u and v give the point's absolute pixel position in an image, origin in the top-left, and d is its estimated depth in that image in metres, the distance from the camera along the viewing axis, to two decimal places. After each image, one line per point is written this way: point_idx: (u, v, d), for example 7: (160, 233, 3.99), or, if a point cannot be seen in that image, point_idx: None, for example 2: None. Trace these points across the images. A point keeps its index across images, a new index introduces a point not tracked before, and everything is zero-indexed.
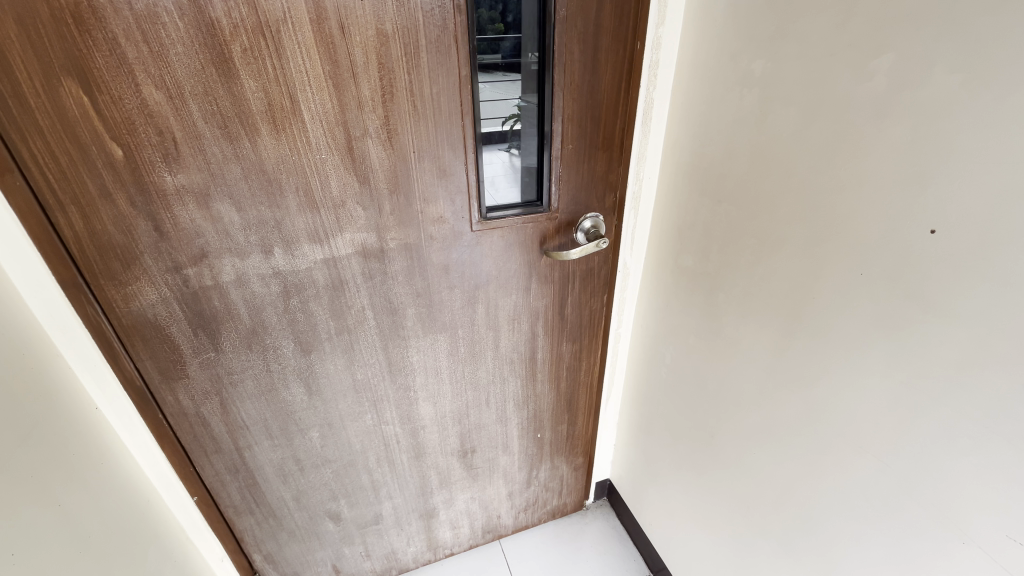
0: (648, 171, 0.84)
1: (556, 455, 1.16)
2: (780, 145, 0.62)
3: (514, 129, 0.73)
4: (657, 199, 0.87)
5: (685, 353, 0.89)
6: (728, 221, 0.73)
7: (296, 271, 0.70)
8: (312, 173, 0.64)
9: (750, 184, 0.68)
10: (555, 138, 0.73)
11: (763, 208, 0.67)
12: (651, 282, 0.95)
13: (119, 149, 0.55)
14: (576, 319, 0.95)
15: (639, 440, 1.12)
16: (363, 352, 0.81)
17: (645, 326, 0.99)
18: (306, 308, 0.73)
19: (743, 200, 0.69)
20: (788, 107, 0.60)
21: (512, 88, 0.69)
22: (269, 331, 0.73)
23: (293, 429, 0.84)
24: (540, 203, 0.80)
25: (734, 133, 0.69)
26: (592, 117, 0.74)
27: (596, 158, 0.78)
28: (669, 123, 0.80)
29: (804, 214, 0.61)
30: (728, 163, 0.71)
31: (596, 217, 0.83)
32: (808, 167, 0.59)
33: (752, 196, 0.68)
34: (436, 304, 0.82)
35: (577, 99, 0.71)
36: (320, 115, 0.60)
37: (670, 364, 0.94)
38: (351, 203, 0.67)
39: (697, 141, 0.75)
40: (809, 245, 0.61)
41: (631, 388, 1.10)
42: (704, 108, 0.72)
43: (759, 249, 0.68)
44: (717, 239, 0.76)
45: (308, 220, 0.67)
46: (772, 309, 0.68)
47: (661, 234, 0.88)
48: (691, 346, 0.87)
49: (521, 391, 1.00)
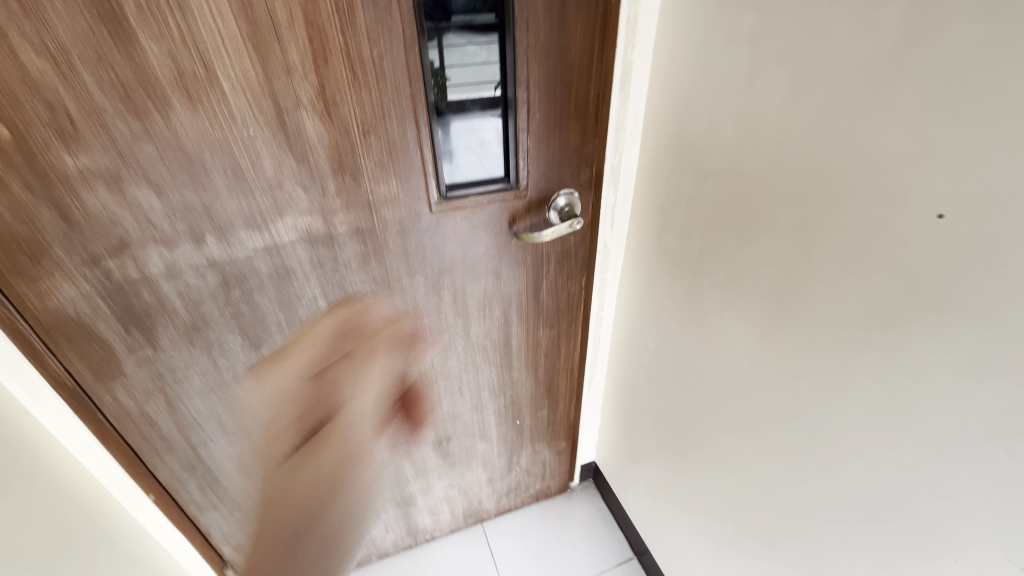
0: (629, 143, 0.76)
1: (537, 441, 1.12)
2: (770, 112, 0.54)
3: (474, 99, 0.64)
4: (640, 174, 0.79)
5: (668, 339, 0.84)
6: (712, 199, 0.66)
7: (234, 260, 0.63)
8: (242, 151, 0.56)
9: (737, 158, 0.60)
10: (520, 106, 0.65)
11: (749, 186, 0.60)
12: (633, 263, 0.88)
13: (4, 128, 0.48)
14: (552, 304, 0.89)
15: (623, 425, 1.09)
16: (320, 344, 0.76)
17: (628, 309, 0.94)
18: (251, 300, 0.67)
19: (730, 176, 0.62)
20: (781, 68, 0.52)
21: (471, 51, 0.60)
22: (211, 325, 0.67)
23: (250, 425, 0.79)
24: (507, 179, 0.72)
25: (720, 98, 0.60)
26: (562, 83, 0.65)
27: (569, 129, 0.70)
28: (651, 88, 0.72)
29: (794, 193, 0.54)
30: (711, 132, 0.63)
31: (571, 193, 0.76)
32: (801, 140, 0.52)
33: (739, 172, 0.61)
34: (397, 291, 0.75)
35: (543, 62, 0.63)
36: (243, 84, 0.53)
37: (654, 351, 0.89)
38: (290, 184, 0.60)
39: (680, 107, 0.67)
40: (799, 227, 0.54)
41: (615, 372, 1.06)
42: (688, 70, 0.64)
43: (746, 231, 0.62)
44: (701, 218, 0.69)
45: (242, 205, 0.60)
46: (758, 295, 0.62)
47: (643, 212, 0.81)
48: (674, 332, 0.82)
49: (496, 379, 0.95)
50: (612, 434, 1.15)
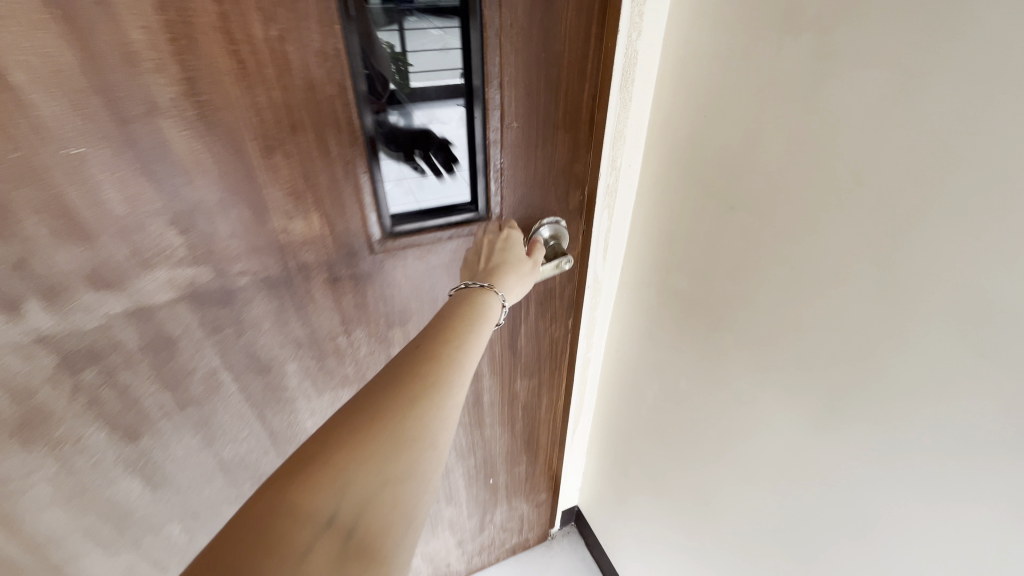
0: (629, 156, 0.60)
1: (513, 497, 0.96)
2: (845, 123, 0.39)
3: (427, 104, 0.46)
4: (640, 193, 0.63)
5: (676, 394, 0.69)
6: (746, 236, 0.51)
7: (80, 331, 0.43)
8: (65, 182, 0.36)
9: (786, 187, 0.45)
10: (492, 111, 0.48)
11: (805, 225, 0.45)
12: (629, 300, 0.73)
13: None
14: (532, 352, 0.72)
15: (612, 475, 0.94)
16: (228, 426, 0.57)
17: (622, 351, 0.79)
18: (116, 381, 0.47)
19: (774, 209, 0.47)
20: (868, 69, 0.37)
21: (431, 35, 0.42)
22: (57, 419, 0.45)
23: (136, 531, 0.59)
24: (474, 207, 0.54)
25: (764, 105, 0.45)
26: (549, 80, 0.48)
27: (556, 142, 0.53)
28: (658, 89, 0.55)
29: (880, 240, 0.40)
30: (747, 148, 0.48)
31: (557, 223, 0.59)
32: (894, 171, 0.37)
33: (789, 205, 0.46)
34: (332, 353, 0.57)
35: (523, 52, 0.46)
36: (51, 76, 0.33)
37: (655, 404, 0.74)
38: (156, 224, 0.41)
39: (699, 114, 0.51)
40: (884, 286, 0.40)
41: (604, 417, 0.91)
42: (715, 67, 0.48)
43: (797, 281, 0.47)
44: (727, 258, 0.54)
45: (78, 258, 0.39)
46: (815, 359, 0.48)
47: (644, 241, 0.66)
48: (684, 385, 0.67)
49: (464, 439, 0.78)
50: (598, 482, 1.01)
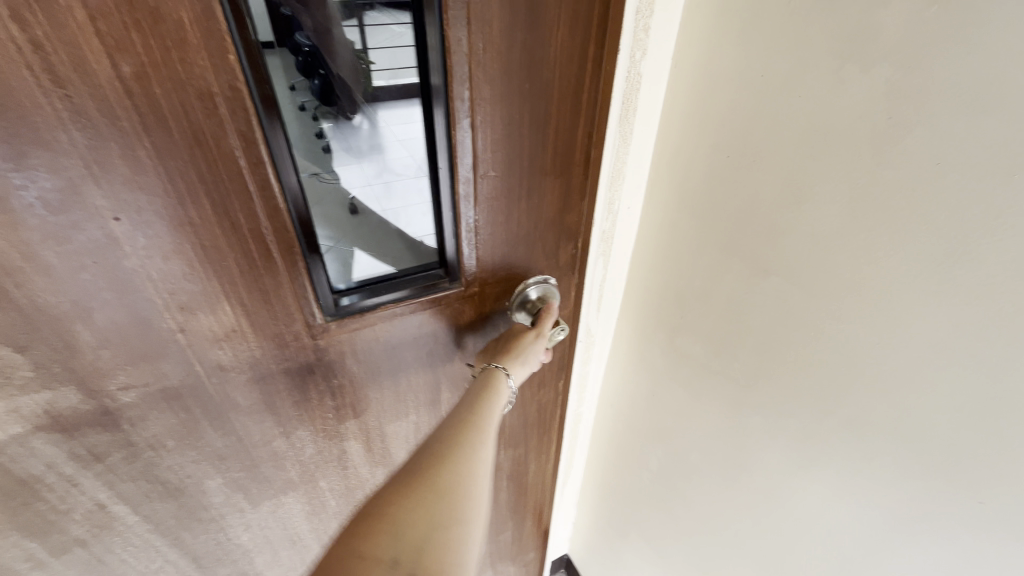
0: (628, 198, 0.49)
1: (499, 562, 0.85)
2: (936, 188, 0.29)
3: (376, 132, 0.35)
4: (641, 240, 0.53)
5: (685, 465, 0.59)
6: (780, 300, 0.41)
7: None
8: None
9: (838, 251, 0.36)
10: (463, 154, 0.36)
11: (862, 299, 0.35)
12: (627, 353, 0.63)
13: None
14: (518, 420, 0.61)
15: (606, 532, 0.85)
16: (131, 562, 0.44)
17: (618, 406, 0.69)
18: None
19: (820, 274, 0.38)
20: (967, 113, 0.27)
21: (390, 34, 0.31)
22: None
23: None
24: (442, 267, 0.43)
25: (820, 151, 0.35)
26: (535, 116, 0.37)
27: (545, 190, 0.42)
28: (665, 117, 0.45)
29: (975, 334, 0.30)
30: (792, 203, 0.38)
31: (544, 283, 0.48)
32: (1005, 248, 0.28)
33: (842, 272, 0.36)
34: (267, 460, 0.45)
35: (502, 80, 0.34)
36: None
37: (658, 470, 0.65)
38: None
39: (725, 155, 0.41)
40: (977, 391, 0.31)
41: (597, 471, 0.81)
42: (743, 94, 0.38)
43: (849, 366, 0.38)
44: (753, 326, 0.44)
45: None
46: (874, 459, 0.39)
47: (646, 292, 0.55)
48: (693, 458, 0.58)
49: None
50: (590, 535, 0.92)
